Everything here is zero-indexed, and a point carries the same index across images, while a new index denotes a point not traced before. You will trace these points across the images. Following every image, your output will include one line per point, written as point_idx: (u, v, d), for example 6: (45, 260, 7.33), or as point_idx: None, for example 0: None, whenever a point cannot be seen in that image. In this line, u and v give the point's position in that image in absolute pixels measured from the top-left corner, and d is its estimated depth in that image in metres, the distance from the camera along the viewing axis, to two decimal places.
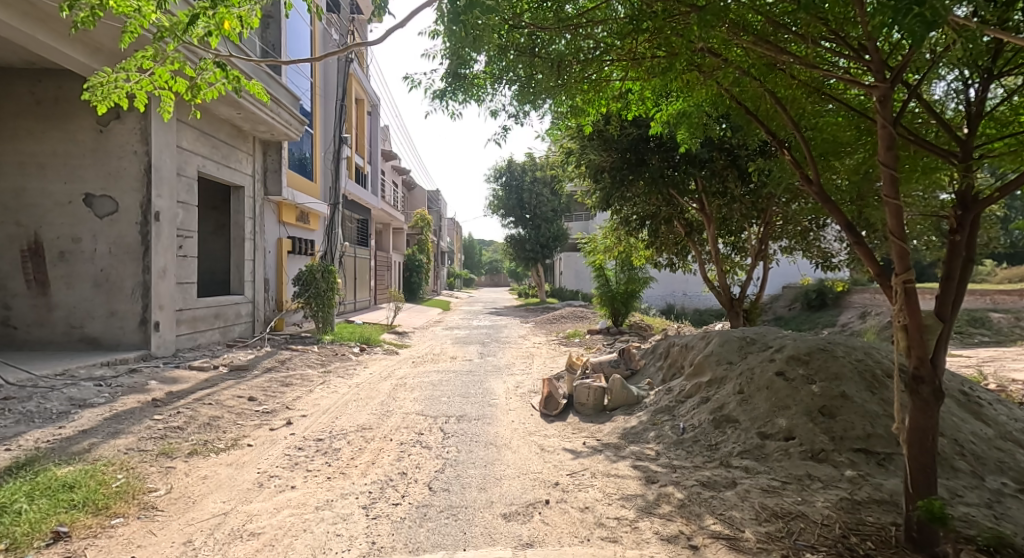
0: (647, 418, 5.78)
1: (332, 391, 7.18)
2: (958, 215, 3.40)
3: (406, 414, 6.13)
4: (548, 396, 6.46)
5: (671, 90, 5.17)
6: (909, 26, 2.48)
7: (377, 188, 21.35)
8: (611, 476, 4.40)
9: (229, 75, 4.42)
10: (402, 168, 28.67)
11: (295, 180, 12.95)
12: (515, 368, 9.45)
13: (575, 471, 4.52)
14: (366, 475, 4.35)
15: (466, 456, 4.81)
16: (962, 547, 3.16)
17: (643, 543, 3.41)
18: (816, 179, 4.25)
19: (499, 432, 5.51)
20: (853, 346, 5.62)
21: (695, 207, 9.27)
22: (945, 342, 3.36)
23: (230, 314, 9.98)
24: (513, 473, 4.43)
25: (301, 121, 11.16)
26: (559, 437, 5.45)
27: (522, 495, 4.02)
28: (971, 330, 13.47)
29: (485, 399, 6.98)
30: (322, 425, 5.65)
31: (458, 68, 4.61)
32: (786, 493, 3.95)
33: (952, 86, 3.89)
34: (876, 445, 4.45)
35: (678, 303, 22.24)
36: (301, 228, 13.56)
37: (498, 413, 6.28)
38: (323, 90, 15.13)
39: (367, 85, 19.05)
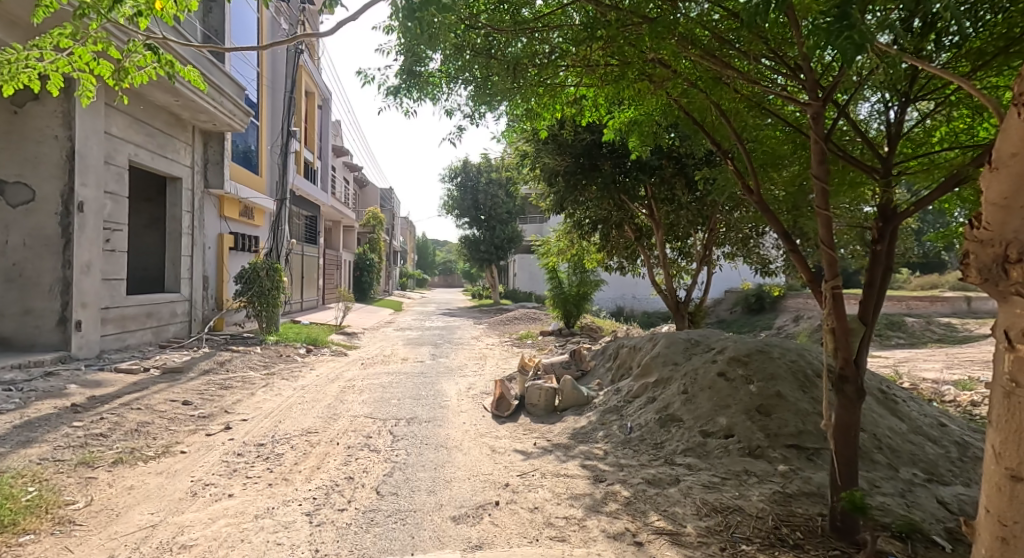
0: (596, 418, 5.96)
1: (276, 394, 7.06)
2: (880, 226, 3.68)
3: (354, 417, 6.10)
4: (500, 398, 6.52)
5: (623, 98, 5.37)
6: (841, 47, 2.62)
7: (328, 185, 21.00)
8: (560, 476, 4.53)
9: (161, 59, 4.32)
10: (353, 166, 28.28)
11: (237, 172, 12.59)
12: (467, 368, 9.51)
13: (526, 471, 4.63)
14: (310, 481, 4.33)
15: (416, 459, 4.84)
16: (878, 534, 3.40)
17: (590, 541, 3.51)
18: (756, 189, 4.49)
19: (450, 434, 5.57)
20: (788, 348, 5.93)
21: (644, 213, 9.49)
22: (868, 343, 3.64)
23: (164, 313, 9.64)
24: (463, 475, 4.49)
25: (246, 112, 10.89)
26: (510, 438, 5.56)
27: (472, 497, 4.09)
28: (889, 333, 14.35)
29: (437, 401, 7.01)
30: (263, 430, 5.57)
31: (414, 65, 4.67)
32: (725, 488, 4.16)
33: (874, 107, 4.16)
34: (806, 441, 4.74)
35: (627, 305, 22.81)
36: (244, 224, 13.19)
37: (450, 415, 6.33)
38: (269, 81, 14.82)
39: (317, 78, 18.75)
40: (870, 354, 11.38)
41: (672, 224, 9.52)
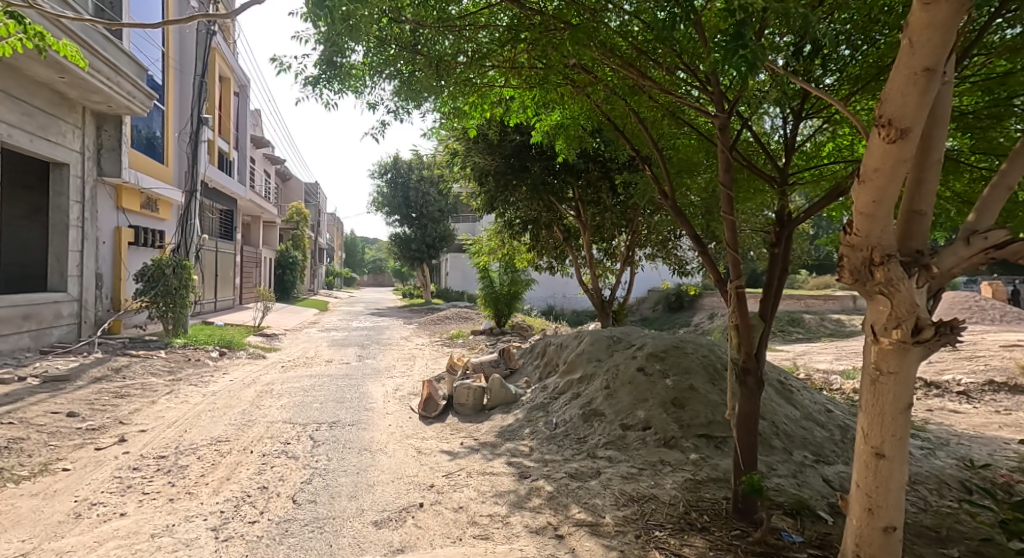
0: (523, 415, 6.11)
1: (181, 402, 6.76)
2: (777, 231, 3.99)
3: (271, 423, 5.96)
4: (427, 398, 6.55)
5: (549, 102, 5.52)
6: (736, 64, 2.76)
7: (246, 179, 20.14)
8: (485, 474, 4.62)
9: (28, 28, 4.20)
10: (275, 159, 27.28)
11: (138, 161, 11.87)
12: (395, 369, 9.46)
13: (452, 471, 4.70)
14: (218, 494, 4.19)
15: (337, 464, 4.81)
16: (773, 513, 3.71)
17: (513, 537, 3.60)
18: (671, 194, 4.74)
19: (375, 437, 5.56)
20: (701, 343, 6.30)
21: (572, 215, 9.74)
22: (766, 338, 3.95)
23: (47, 315, 8.97)
24: (387, 479, 4.51)
25: (148, 94, 10.31)
26: (437, 439, 5.61)
27: (395, 501, 4.12)
28: (790, 329, 15.47)
29: (362, 403, 6.95)
30: (164, 441, 5.32)
31: (333, 55, 4.35)
32: (642, 478, 4.39)
33: (774, 122, 4.49)
34: (715, 431, 5.07)
35: (557, 304, 23.27)
36: (148, 217, 12.45)
37: (375, 417, 6.30)
38: (178, 63, 14.01)
39: (233, 63, 17.95)
40: (774, 349, 12.27)
41: (598, 226, 9.70)
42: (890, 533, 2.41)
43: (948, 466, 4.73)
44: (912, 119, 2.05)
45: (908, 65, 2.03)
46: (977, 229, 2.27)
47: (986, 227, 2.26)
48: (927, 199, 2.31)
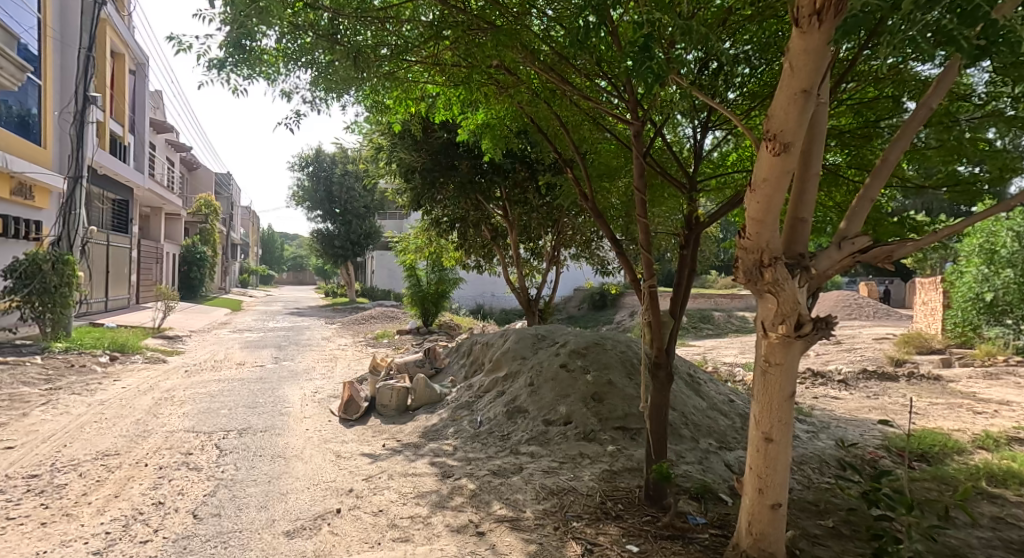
0: (447, 414, 6.15)
1: (62, 413, 6.29)
2: (686, 234, 4.26)
3: (170, 433, 5.67)
4: (349, 400, 6.44)
5: (474, 101, 5.57)
6: (643, 75, 2.83)
7: (143, 167, 18.91)
8: (407, 476, 4.63)
9: None
10: (178, 146, 25.74)
11: (8, 143, 10.94)
12: (314, 372, 9.24)
13: (372, 475, 4.67)
14: (103, 514, 3.87)
15: (245, 474, 4.64)
16: (680, 498, 3.96)
17: (434, 537, 3.61)
18: (591, 197, 4.91)
19: (290, 443, 5.43)
20: (619, 340, 6.57)
21: (499, 214, 9.87)
22: (676, 334, 4.19)
23: None
24: (302, 486, 4.41)
25: (20, 67, 9.40)
26: (358, 442, 5.56)
27: (310, 508, 4.03)
28: (703, 326, 16.36)
29: (276, 408, 6.76)
30: (40, 458, 4.92)
31: (240, 38, 4.09)
32: (562, 472, 4.55)
33: (686, 131, 4.74)
34: (631, 422, 5.32)
35: (486, 303, 23.37)
36: (20, 205, 11.51)
37: (291, 422, 6.15)
38: (62, 35, 12.76)
39: (128, 39, 16.73)
40: (687, 344, 12.97)
41: (525, 225, 9.90)
42: (777, 510, 2.69)
43: (832, 446, 5.22)
44: (793, 134, 2.28)
45: (789, 86, 2.26)
46: (849, 234, 2.54)
47: (855, 233, 2.54)
48: (807, 207, 2.56)
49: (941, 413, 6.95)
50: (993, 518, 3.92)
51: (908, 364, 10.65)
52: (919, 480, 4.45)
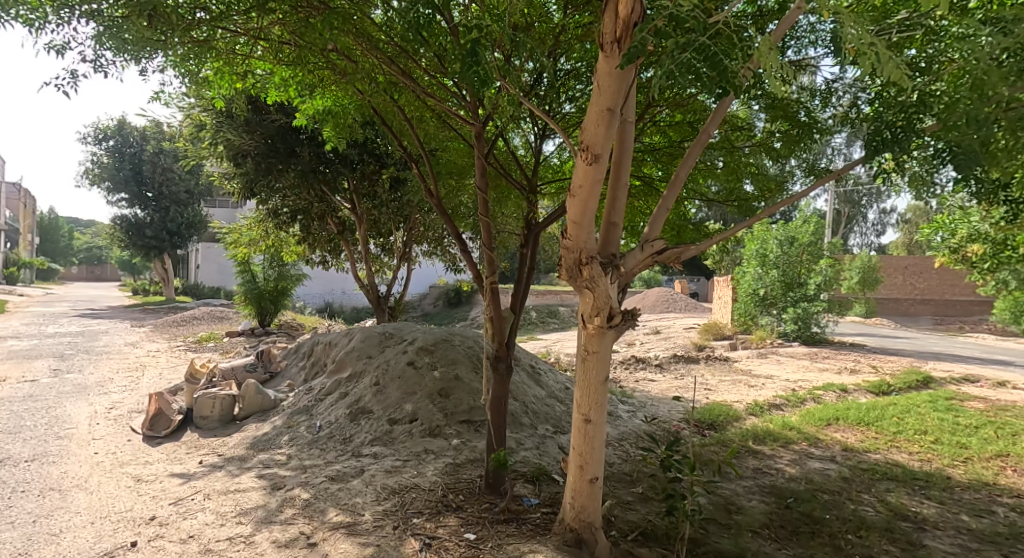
0: (282, 421, 5.95)
1: None
2: (526, 234, 4.55)
3: None
4: (156, 415, 5.98)
5: (311, 86, 5.29)
6: (471, 79, 3.00)
7: None
8: (228, 493, 4.39)
9: None
10: None
11: None
12: (111, 385, 8.32)
13: (183, 497, 4.36)
14: None
15: (7, 515, 4.04)
16: (515, 483, 4.26)
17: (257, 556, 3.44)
18: (436, 194, 4.99)
19: (72, 474, 4.86)
20: (466, 336, 6.78)
21: (347, 207, 9.57)
22: (515, 327, 4.47)
23: None
24: (86, 522, 3.96)
25: None
26: (165, 462, 5.16)
27: (97, 546, 3.62)
28: (548, 321, 17.45)
29: (56, 432, 6.01)
30: None
31: None
32: (405, 470, 4.64)
33: (527, 136, 5.07)
34: (476, 415, 5.57)
35: (335, 301, 22.64)
36: None
37: (77, 447, 5.53)
38: None
39: None
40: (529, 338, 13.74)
41: (375, 220, 9.74)
42: (594, 483, 3.16)
43: (644, 422, 5.93)
44: (601, 147, 2.65)
45: (597, 104, 2.63)
46: (650, 237, 2.97)
47: (655, 237, 2.96)
48: (619, 213, 2.91)
49: (725, 388, 8.15)
50: (752, 469, 4.74)
51: (708, 348, 12.28)
52: (708, 443, 5.25)
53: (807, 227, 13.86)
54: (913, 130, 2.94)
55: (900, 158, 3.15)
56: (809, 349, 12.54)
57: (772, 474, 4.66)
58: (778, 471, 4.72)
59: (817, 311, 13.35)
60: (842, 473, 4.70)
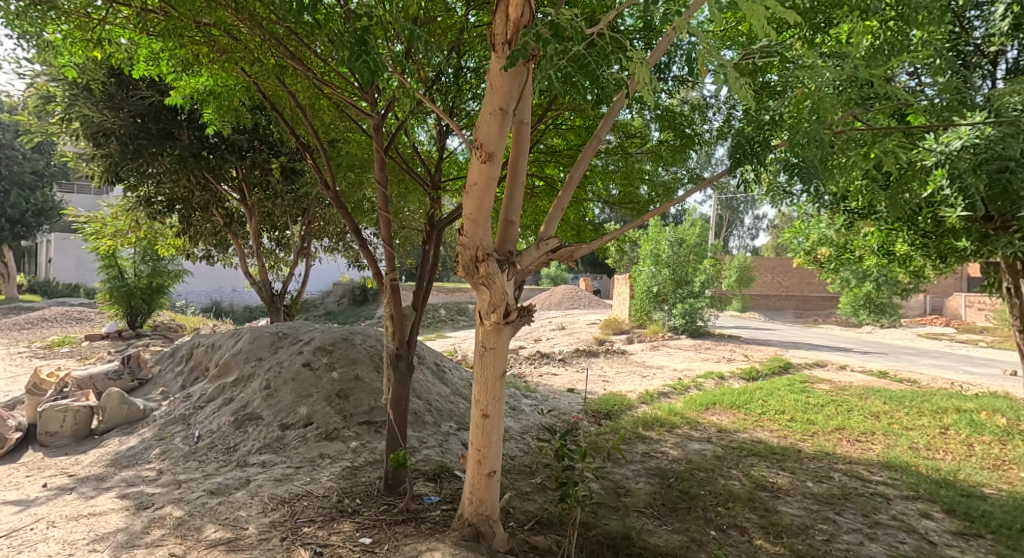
0: (152, 434, 5.61)
1: None
2: (428, 230, 4.52)
3: None
4: None
5: (186, 66, 4.83)
6: (360, 69, 3.04)
7: None
8: (84, 518, 4.06)
9: None
10: None
11: None
12: None
13: (21, 526, 3.97)
14: None
15: None
16: (414, 482, 4.28)
17: None
18: (333, 185, 4.76)
19: None
20: (368, 334, 6.70)
21: (235, 197, 8.75)
22: (417, 325, 4.52)
23: None
24: None
25: None
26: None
27: None
28: (457, 319, 17.68)
29: None
30: None
31: None
32: (296, 478, 4.52)
33: (429, 133, 5.11)
34: (377, 416, 5.51)
35: (225, 300, 21.56)
36: None
37: None
38: None
39: None
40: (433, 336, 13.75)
41: (268, 212, 9.13)
42: (491, 477, 3.31)
43: (543, 415, 6.13)
44: (494, 145, 2.86)
45: (490, 104, 2.84)
46: (545, 236, 3.18)
47: (550, 236, 3.17)
48: (515, 212, 3.09)
49: (621, 379, 8.57)
50: (640, 453, 5.05)
51: (608, 342, 12.87)
52: (602, 431, 5.52)
53: (694, 230, 14.89)
54: (767, 150, 3.43)
55: (761, 171, 3.52)
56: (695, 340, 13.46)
57: (658, 457, 4.99)
58: (662, 454, 5.05)
59: (702, 306, 14.28)
60: (716, 452, 5.11)
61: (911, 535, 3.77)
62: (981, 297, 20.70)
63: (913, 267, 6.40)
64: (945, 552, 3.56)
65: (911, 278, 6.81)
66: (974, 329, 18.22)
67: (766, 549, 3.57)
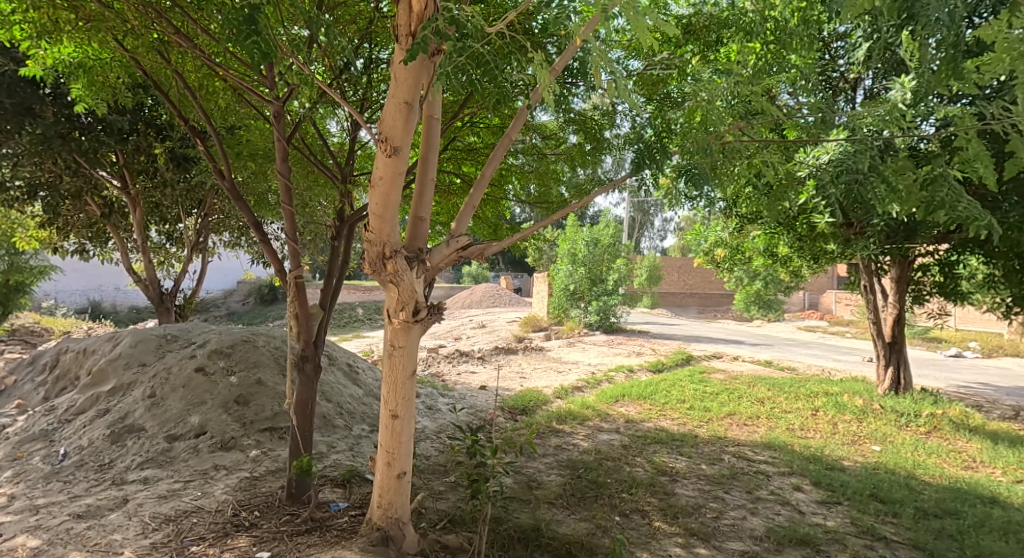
0: (5, 453, 4.94)
1: None
2: (338, 226, 4.34)
3: None
4: None
5: (49, 38, 4.23)
6: (248, 49, 2.79)
7: None
8: None
9: None
10: None
11: None
12: None
13: None
14: None
15: None
16: (320, 490, 4.11)
17: None
18: (229, 174, 4.28)
19: None
20: (273, 335, 6.31)
21: (113, 183, 7.47)
22: (324, 325, 4.33)
23: None
24: None
25: None
26: None
27: None
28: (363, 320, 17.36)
29: None
30: None
31: None
32: (185, 493, 4.16)
33: (341, 124, 4.89)
34: (280, 421, 5.22)
35: (105, 299, 19.26)
36: None
37: None
38: None
39: None
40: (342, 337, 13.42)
41: (155, 203, 7.88)
42: (401, 478, 3.31)
43: (460, 414, 6.16)
44: (400, 140, 2.89)
45: (395, 96, 2.86)
46: (457, 233, 3.27)
47: (462, 232, 3.26)
48: (426, 208, 3.17)
49: (537, 375, 8.82)
50: (553, 447, 5.26)
51: (527, 340, 13.22)
52: (518, 426, 5.66)
53: (609, 230, 15.69)
54: (664, 156, 3.79)
55: (655, 177, 3.85)
56: (610, 337, 14.10)
57: (570, 449, 5.22)
58: (574, 446, 5.29)
59: (615, 303, 14.94)
60: (623, 441, 5.44)
61: (785, 507, 4.26)
62: (848, 294, 23.39)
63: (792, 267, 7.50)
64: (812, 520, 4.07)
65: (792, 276, 7.80)
66: (840, 323, 20.64)
67: (663, 529, 3.87)
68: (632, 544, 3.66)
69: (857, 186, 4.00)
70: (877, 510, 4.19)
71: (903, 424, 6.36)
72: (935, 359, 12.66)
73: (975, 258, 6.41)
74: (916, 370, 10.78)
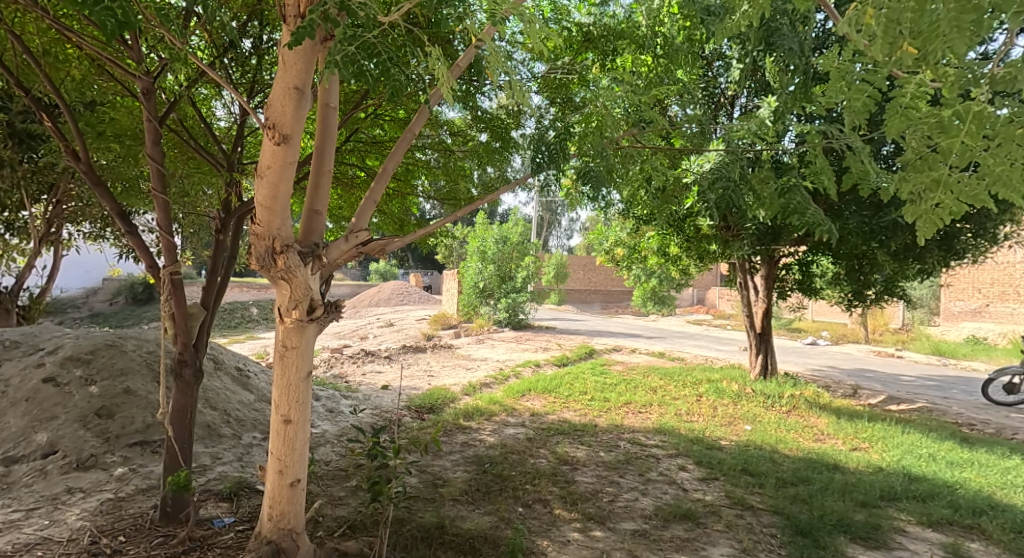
0: None
1: None
2: (223, 218, 3.97)
3: None
4: None
5: None
6: (99, 16, 2.21)
7: None
8: None
9: None
10: None
11: None
12: None
13: None
14: None
15: None
16: (202, 507, 3.74)
17: None
18: (84, 156, 3.65)
19: None
20: (145, 338, 5.66)
21: None
22: (206, 326, 3.90)
23: None
24: None
25: None
26: None
27: None
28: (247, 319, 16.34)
29: None
30: None
31: None
32: (28, 522, 3.57)
33: (227, 107, 4.49)
34: (152, 434, 4.67)
35: None
36: None
37: None
38: None
39: None
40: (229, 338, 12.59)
41: None
42: (295, 486, 3.12)
43: (363, 415, 5.95)
44: (290, 127, 2.66)
45: (284, 81, 2.63)
46: (357, 228, 3.10)
47: (362, 229, 3.09)
48: (322, 202, 3.00)
49: (445, 372, 8.78)
50: (459, 444, 5.27)
51: (435, 337, 13.18)
52: (425, 425, 5.59)
53: (517, 229, 16.03)
54: (564, 157, 3.87)
55: (554, 178, 3.94)
56: (518, 332, 14.38)
57: (476, 445, 5.25)
58: (480, 442, 5.34)
59: (523, 299, 15.20)
60: (528, 434, 5.58)
61: (671, 486, 4.63)
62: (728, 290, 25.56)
63: (682, 267, 8.20)
64: (693, 496, 4.46)
65: (681, 274, 8.51)
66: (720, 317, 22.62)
67: (562, 516, 4.02)
68: (534, 533, 3.77)
69: (731, 192, 4.37)
70: (746, 482, 4.69)
71: (769, 405, 7.19)
72: (795, 346, 14.31)
73: (826, 259, 7.38)
74: (782, 357, 12.20)
